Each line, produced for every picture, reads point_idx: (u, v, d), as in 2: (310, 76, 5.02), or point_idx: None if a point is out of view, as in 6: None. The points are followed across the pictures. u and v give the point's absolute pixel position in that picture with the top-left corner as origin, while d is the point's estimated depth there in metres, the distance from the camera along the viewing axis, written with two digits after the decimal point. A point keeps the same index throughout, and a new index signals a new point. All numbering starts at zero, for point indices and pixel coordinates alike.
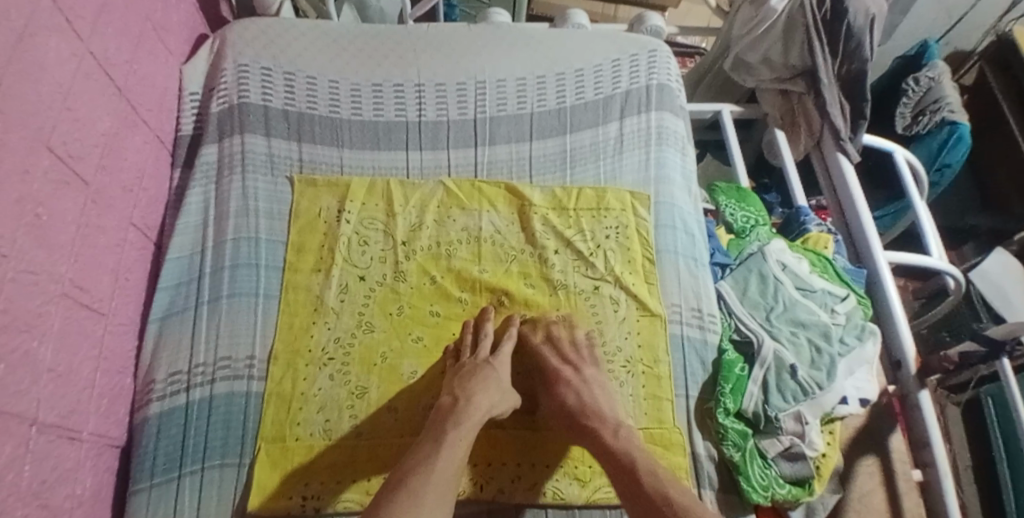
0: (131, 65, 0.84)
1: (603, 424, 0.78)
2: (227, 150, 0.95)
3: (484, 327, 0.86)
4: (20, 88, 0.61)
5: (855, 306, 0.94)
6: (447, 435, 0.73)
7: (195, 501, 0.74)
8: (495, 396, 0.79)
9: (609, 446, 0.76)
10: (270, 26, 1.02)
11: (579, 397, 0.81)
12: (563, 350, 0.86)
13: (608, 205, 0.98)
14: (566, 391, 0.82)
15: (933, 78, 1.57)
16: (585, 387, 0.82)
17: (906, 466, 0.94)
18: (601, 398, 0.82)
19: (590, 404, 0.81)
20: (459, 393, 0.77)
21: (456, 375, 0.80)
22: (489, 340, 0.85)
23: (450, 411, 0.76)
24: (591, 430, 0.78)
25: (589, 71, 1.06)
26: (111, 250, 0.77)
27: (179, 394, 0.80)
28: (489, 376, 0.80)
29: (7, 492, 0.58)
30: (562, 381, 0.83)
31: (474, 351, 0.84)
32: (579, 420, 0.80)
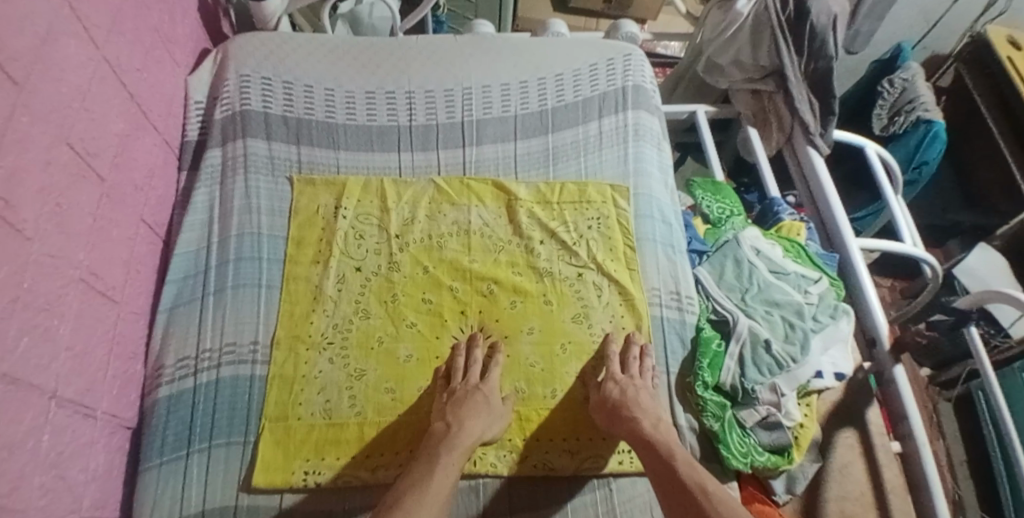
0: (141, 73, 0.91)
1: (643, 415, 0.82)
2: (230, 153, 1.01)
3: (475, 352, 0.88)
4: (43, 85, 0.68)
5: (828, 287, 1.00)
6: (438, 459, 0.76)
7: (203, 478, 0.79)
8: (487, 419, 0.81)
9: (650, 436, 0.80)
10: (270, 39, 1.09)
11: (623, 392, 0.84)
12: (628, 364, 0.89)
13: (589, 198, 1.03)
14: (612, 387, 0.85)
15: (907, 79, 1.64)
16: (629, 384, 0.85)
17: (884, 438, 0.96)
18: (643, 397, 0.85)
19: (632, 398, 0.83)
20: (451, 419, 0.80)
21: (449, 401, 0.82)
22: (478, 367, 0.86)
23: (443, 438, 0.78)
24: (628, 423, 0.81)
25: (569, 75, 1.13)
26: (124, 242, 0.83)
27: (187, 378, 0.84)
28: (481, 404, 0.81)
29: (26, 459, 0.62)
30: (611, 379, 0.86)
31: (465, 376, 0.85)
32: (618, 413, 0.82)
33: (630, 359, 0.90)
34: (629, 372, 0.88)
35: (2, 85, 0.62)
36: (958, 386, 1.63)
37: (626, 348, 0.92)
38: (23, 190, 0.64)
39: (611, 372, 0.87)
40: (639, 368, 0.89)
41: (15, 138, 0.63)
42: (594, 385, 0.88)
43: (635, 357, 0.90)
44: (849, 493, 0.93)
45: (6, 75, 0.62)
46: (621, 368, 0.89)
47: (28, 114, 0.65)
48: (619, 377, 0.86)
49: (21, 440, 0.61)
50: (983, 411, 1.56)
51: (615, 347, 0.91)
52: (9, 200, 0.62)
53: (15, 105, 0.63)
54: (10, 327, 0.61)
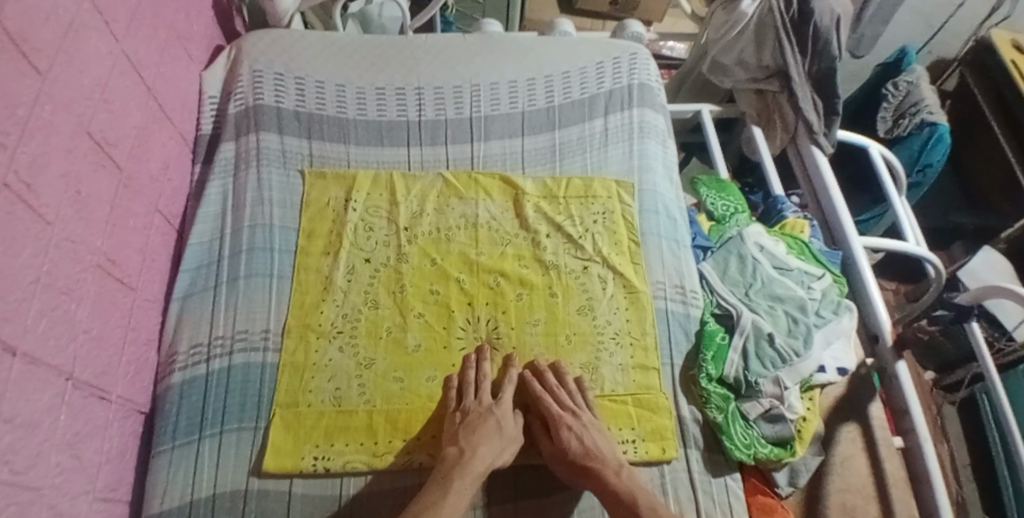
0: (157, 68, 0.94)
1: (604, 466, 0.80)
2: (243, 146, 1.03)
3: (481, 367, 0.88)
4: (66, 74, 0.72)
5: (830, 283, 1.01)
6: (452, 483, 0.75)
7: (215, 461, 0.81)
8: (498, 447, 0.81)
9: (617, 489, 0.78)
10: (282, 37, 1.12)
11: (581, 441, 0.82)
12: (559, 397, 0.86)
13: (595, 193, 1.05)
14: (568, 436, 0.82)
15: (912, 82, 1.64)
16: (586, 431, 0.83)
17: (887, 433, 0.97)
18: (601, 442, 0.83)
19: (591, 447, 0.81)
20: (465, 443, 0.79)
21: (461, 424, 0.82)
22: (489, 382, 0.87)
23: (454, 464, 0.77)
24: (593, 476, 0.80)
25: (575, 73, 1.15)
26: (136, 231, 0.86)
27: (200, 365, 0.87)
28: (492, 429, 0.81)
29: (45, 437, 0.64)
30: (562, 425, 0.83)
31: (477, 393, 0.86)
32: (580, 465, 0.81)
33: (563, 393, 0.87)
34: (570, 409, 0.85)
35: (27, 74, 0.65)
36: (963, 389, 1.60)
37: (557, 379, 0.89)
38: (46, 174, 0.67)
39: (555, 418, 0.84)
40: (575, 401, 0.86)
41: (38, 125, 0.66)
42: (546, 435, 0.86)
43: (557, 385, 0.87)
44: (852, 485, 0.93)
45: (29, 64, 0.66)
46: (557, 404, 0.85)
47: (51, 102, 0.69)
48: (573, 425, 0.83)
49: (41, 417, 0.64)
50: (987, 415, 1.53)
51: (535, 381, 0.88)
52: (31, 184, 0.65)
53: (38, 93, 0.67)
54: (32, 307, 0.64)
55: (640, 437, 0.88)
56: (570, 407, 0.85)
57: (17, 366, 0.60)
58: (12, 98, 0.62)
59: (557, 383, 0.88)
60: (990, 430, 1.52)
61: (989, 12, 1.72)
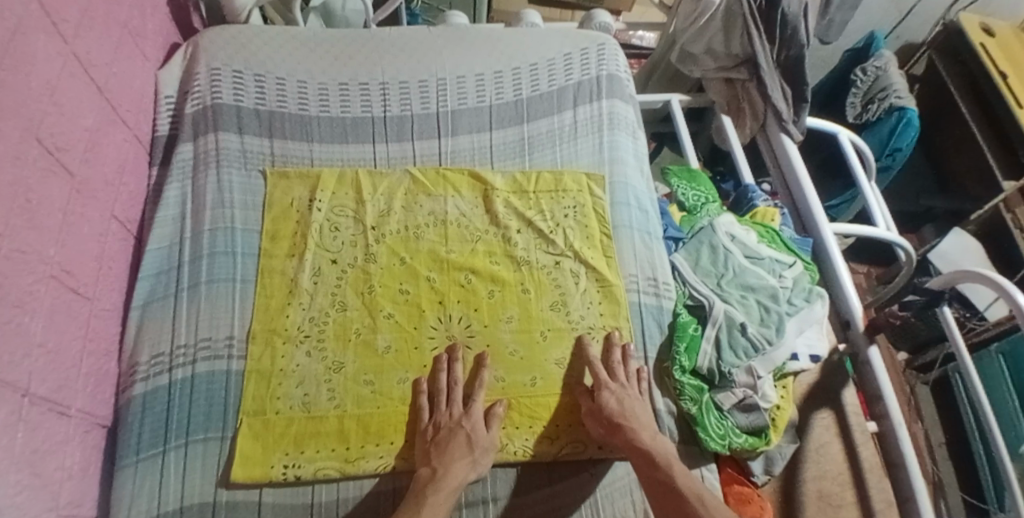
0: (111, 69, 0.92)
1: (641, 426, 0.82)
2: (202, 147, 1.00)
3: (454, 372, 0.87)
4: (13, 79, 0.70)
5: (801, 271, 1.02)
6: (424, 499, 0.75)
7: (181, 476, 0.79)
8: (469, 462, 0.79)
9: (648, 446, 0.81)
10: (240, 32, 1.08)
11: (619, 403, 0.84)
12: (615, 371, 0.89)
13: (565, 186, 1.04)
14: (608, 396, 0.85)
15: (880, 67, 1.66)
16: (625, 395, 0.85)
17: (860, 418, 0.98)
18: (639, 408, 0.85)
19: (630, 410, 0.83)
20: (437, 463, 0.78)
21: (431, 444, 0.81)
22: (459, 390, 0.86)
23: (427, 483, 0.77)
24: (626, 434, 0.82)
25: (544, 64, 1.13)
26: (93, 239, 0.84)
27: (162, 375, 0.84)
28: (461, 443, 0.80)
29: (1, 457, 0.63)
30: (605, 387, 0.86)
31: (449, 404, 0.85)
32: (616, 423, 0.82)
33: (616, 364, 0.90)
34: (616, 378, 0.88)
35: None
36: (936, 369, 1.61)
37: (608, 351, 0.92)
38: None
39: (601, 379, 0.86)
40: (625, 373, 0.90)
41: None
42: (588, 399, 0.87)
43: (619, 362, 0.90)
44: (828, 472, 0.94)
45: None
46: (612, 374, 0.89)
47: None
48: (614, 388, 0.86)
49: None
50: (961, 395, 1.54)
51: (596, 349, 0.91)
52: None
53: None
54: None
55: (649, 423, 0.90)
56: (617, 377, 0.88)
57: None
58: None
59: (612, 355, 0.91)
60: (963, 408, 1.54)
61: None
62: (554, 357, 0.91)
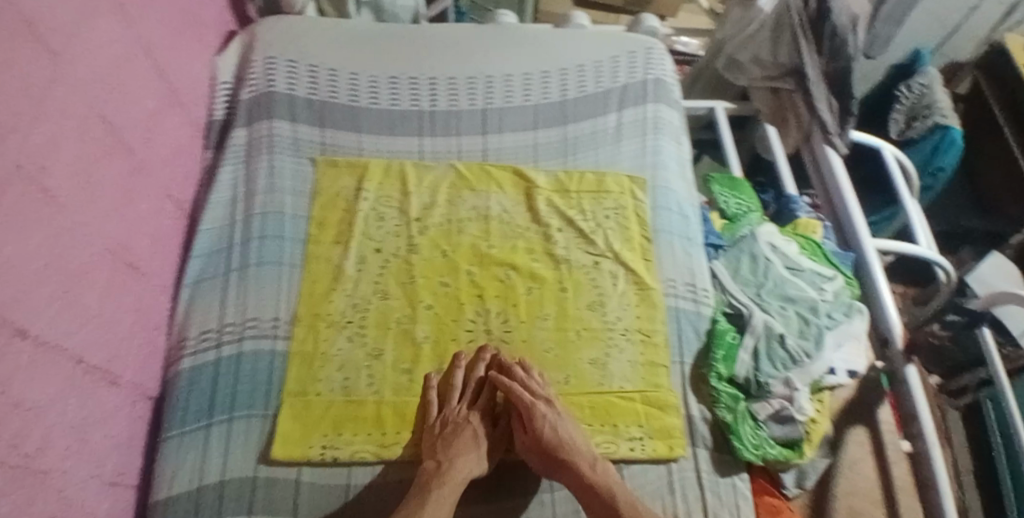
0: (172, 53, 0.95)
1: (580, 458, 0.80)
2: (256, 133, 1.03)
3: (479, 369, 0.88)
4: (79, 56, 0.73)
5: (842, 286, 1.00)
6: (430, 492, 0.75)
7: (223, 450, 0.81)
8: (474, 457, 0.81)
9: (592, 480, 0.79)
10: (296, 24, 1.11)
11: (555, 430, 0.81)
12: (535, 390, 0.85)
13: (607, 188, 1.04)
14: (542, 423, 0.82)
15: (925, 84, 1.64)
16: (561, 421, 0.82)
17: (894, 436, 0.97)
18: (575, 433, 0.82)
19: (566, 437, 0.81)
20: (442, 457, 0.79)
21: (438, 437, 0.81)
22: (474, 388, 0.87)
23: (432, 476, 0.77)
24: (569, 468, 0.80)
25: (591, 67, 1.13)
26: (150, 218, 0.87)
27: (209, 351, 0.87)
28: (468, 440, 0.81)
29: (53, 422, 0.66)
30: (535, 414, 0.83)
31: (461, 399, 0.86)
32: (555, 456, 0.80)
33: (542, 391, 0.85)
34: (546, 399, 0.84)
35: (41, 55, 0.66)
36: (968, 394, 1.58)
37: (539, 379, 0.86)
38: (57, 157, 0.68)
39: (528, 406, 0.83)
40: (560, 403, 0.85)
41: (52, 107, 0.68)
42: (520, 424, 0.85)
43: (540, 384, 0.86)
44: (859, 489, 0.93)
45: (45, 46, 0.67)
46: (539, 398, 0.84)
47: (61, 87, 0.70)
48: (550, 413, 0.83)
49: (51, 402, 0.66)
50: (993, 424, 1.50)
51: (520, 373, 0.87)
52: (44, 165, 0.66)
53: (52, 74, 0.68)
54: (45, 290, 0.66)
55: (648, 434, 0.87)
56: (548, 398, 0.84)
57: (29, 348, 0.63)
58: (25, 80, 0.63)
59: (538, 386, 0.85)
60: (994, 437, 1.50)
61: (1004, 16, 1.77)
62: (588, 356, 0.92)
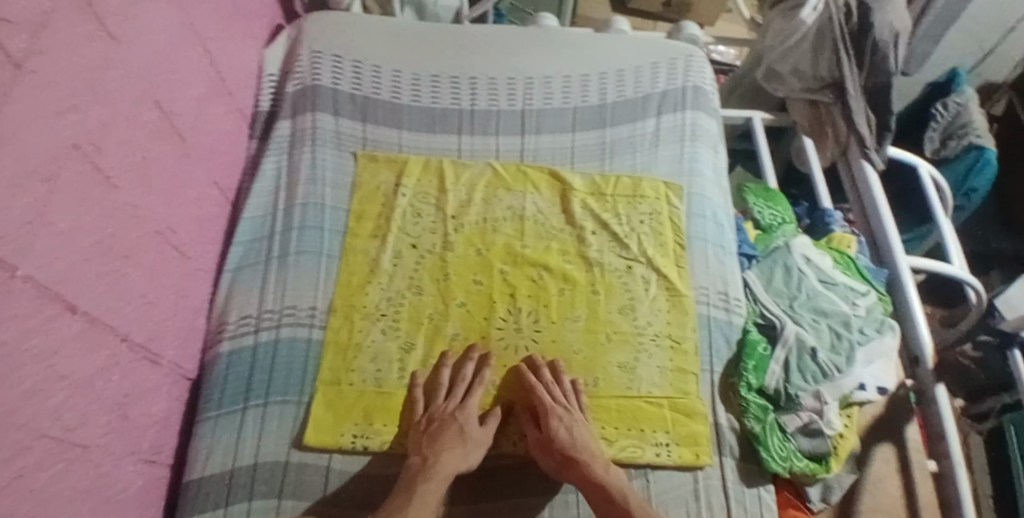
0: (222, 42, 0.97)
1: (592, 459, 0.81)
2: (300, 125, 1.05)
3: (467, 368, 0.88)
4: (136, 41, 0.75)
5: (875, 301, 0.99)
6: (415, 488, 0.75)
7: (257, 433, 0.83)
8: (461, 453, 0.80)
9: (603, 480, 0.80)
10: (342, 20, 1.13)
11: (569, 433, 0.82)
12: (553, 390, 0.85)
13: (643, 192, 1.04)
14: (557, 425, 0.82)
15: (962, 103, 1.60)
16: (575, 423, 0.83)
17: (920, 456, 0.96)
18: (585, 435, 0.83)
19: (580, 440, 0.82)
20: (427, 453, 0.79)
21: (425, 433, 0.82)
22: (463, 386, 0.86)
23: (416, 472, 0.78)
24: (580, 468, 0.80)
25: (630, 72, 1.14)
26: (196, 202, 0.89)
27: (248, 335, 0.89)
28: (455, 435, 0.81)
29: (95, 397, 0.68)
30: (552, 417, 0.82)
31: (448, 395, 0.86)
32: (568, 457, 0.81)
33: (566, 389, 0.87)
34: (562, 399, 0.85)
35: (100, 38, 0.68)
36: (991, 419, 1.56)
37: (558, 376, 0.88)
38: (112, 138, 0.70)
39: (545, 407, 0.83)
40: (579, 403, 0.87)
41: (109, 89, 0.70)
42: (533, 427, 0.85)
43: (552, 382, 0.87)
44: (882, 506, 0.92)
45: (105, 29, 0.69)
46: (553, 397, 0.85)
47: (118, 70, 0.71)
48: (563, 415, 0.83)
49: (94, 377, 0.68)
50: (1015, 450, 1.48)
51: (548, 373, 0.88)
52: (99, 146, 0.68)
53: (109, 57, 0.70)
54: (93, 268, 0.68)
55: (674, 441, 0.87)
56: (566, 399, 0.85)
57: (76, 324, 0.65)
58: (84, 63, 0.65)
59: (561, 381, 0.87)
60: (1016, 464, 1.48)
61: None
62: (617, 360, 0.92)
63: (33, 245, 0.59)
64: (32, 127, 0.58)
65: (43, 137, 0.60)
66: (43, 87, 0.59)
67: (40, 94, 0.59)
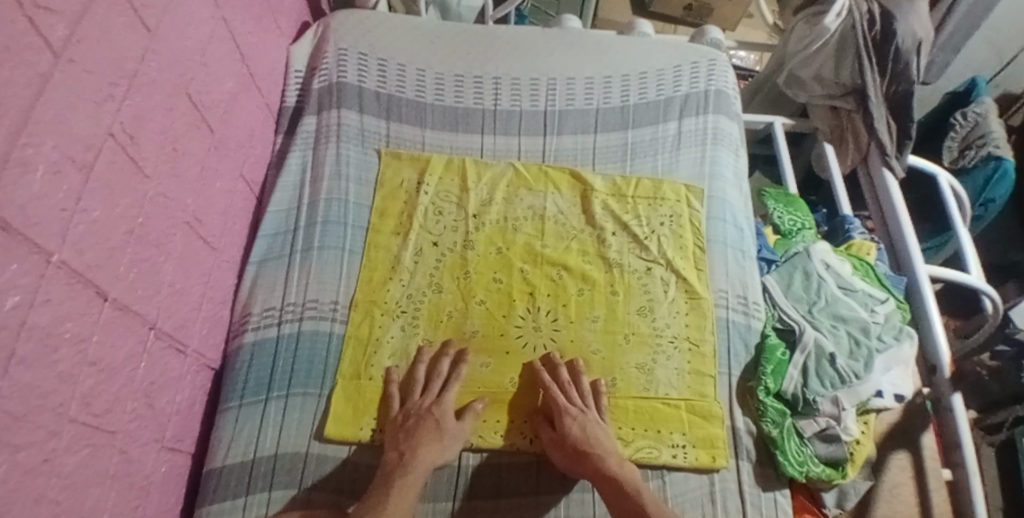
0: (252, 37, 0.98)
1: (606, 454, 0.81)
2: (325, 121, 1.06)
3: (442, 364, 0.88)
4: (171, 34, 0.76)
5: (894, 309, 0.99)
6: (394, 482, 0.75)
7: (279, 424, 0.84)
8: (438, 447, 0.80)
9: (617, 475, 0.79)
10: (368, 18, 1.14)
11: (582, 430, 0.82)
12: (568, 391, 0.86)
13: (663, 195, 1.05)
14: (570, 424, 0.82)
15: (981, 113, 1.55)
16: (587, 420, 0.83)
17: (936, 463, 0.95)
18: (602, 435, 0.83)
19: (594, 437, 0.82)
20: (404, 448, 0.79)
21: (402, 428, 0.82)
22: (439, 381, 0.86)
23: (394, 467, 0.78)
24: (593, 461, 0.80)
25: (653, 74, 1.14)
26: (223, 195, 0.91)
27: (271, 328, 0.91)
28: (432, 430, 0.80)
29: (123, 383, 0.69)
30: (566, 415, 0.83)
31: (424, 391, 0.86)
32: (580, 453, 0.81)
33: (582, 391, 0.87)
34: (577, 401, 0.85)
35: (137, 30, 0.69)
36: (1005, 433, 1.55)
37: (576, 376, 0.89)
38: (146, 129, 0.72)
39: (560, 406, 0.84)
40: (595, 402, 0.87)
41: (144, 81, 0.71)
42: (547, 427, 0.85)
43: (570, 382, 0.87)
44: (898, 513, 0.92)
45: (141, 22, 0.70)
46: (568, 399, 0.85)
47: (153, 63, 0.73)
48: (578, 415, 0.83)
49: (123, 363, 0.69)
50: None
51: (566, 372, 0.89)
52: (134, 136, 0.70)
53: (146, 49, 0.71)
54: (125, 256, 0.69)
55: (691, 443, 0.87)
56: (580, 400, 0.86)
57: (106, 311, 0.66)
58: (121, 53, 0.67)
59: (578, 381, 0.88)
60: None
61: None
62: (635, 361, 0.92)
63: (70, 231, 0.60)
64: (70, 116, 0.59)
65: (82, 126, 0.61)
66: (80, 76, 0.60)
67: (78, 83, 0.60)
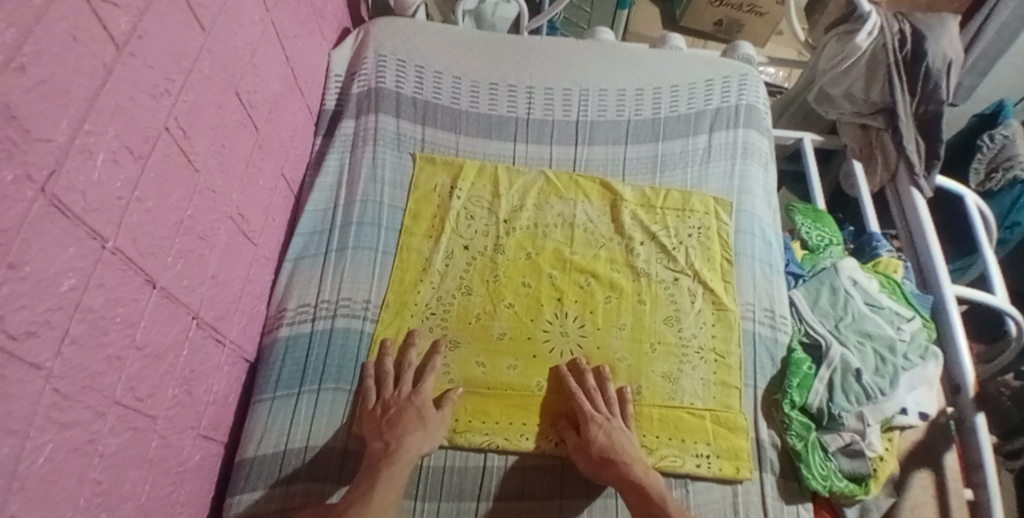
0: (297, 40, 1.01)
1: (631, 461, 0.81)
2: (363, 125, 1.09)
3: (408, 357, 0.89)
4: (224, 33, 0.79)
5: (920, 327, 0.98)
6: (379, 472, 0.77)
7: (310, 416, 0.86)
8: (421, 435, 0.82)
9: (642, 482, 0.80)
10: (407, 25, 1.17)
11: (607, 437, 0.83)
12: (593, 398, 0.87)
13: (692, 207, 1.06)
14: (595, 430, 0.83)
15: (1009, 135, 1.52)
16: (612, 428, 0.84)
17: (958, 484, 0.95)
18: (627, 442, 0.84)
19: (619, 443, 0.83)
20: (389, 438, 0.80)
21: (384, 421, 0.83)
22: (411, 373, 0.88)
23: (380, 457, 0.79)
24: (617, 467, 0.81)
25: (684, 88, 1.16)
26: (265, 192, 0.93)
27: (305, 323, 0.93)
28: (413, 421, 0.82)
29: (166, 370, 0.72)
30: (591, 422, 0.84)
31: (397, 385, 0.87)
32: (605, 458, 0.82)
33: (605, 399, 0.88)
34: (602, 410, 0.86)
35: (193, 29, 0.72)
36: None
37: (604, 385, 0.89)
38: (198, 125, 0.74)
39: (585, 412, 0.85)
40: (620, 411, 0.88)
41: (198, 78, 0.74)
42: (570, 432, 0.86)
43: (596, 389, 0.89)
44: None
45: (198, 21, 0.73)
46: (595, 407, 0.87)
47: (207, 61, 0.75)
48: (602, 422, 0.84)
49: (167, 349, 0.71)
50: None
51: (592, 378, 0.90)
52: (187, 131, 0.72)
53: (201, 48, 0.74)
54: (173, 247, 0.71)
55: (716, 453, 0.88)
56: (603, 409, 0.86)
57: (154, 299, 0.68)
58: (178, 50, 0.69)
59: (605, 389, 0.89)
60: None
61: None
62: (660, 370, 0.93)
63: (125, 219, 0.62)
64: (131, 108, 0.62)
65: (141, 117, 0.64)
66: (141, 70, 0.63)
67: (138, 75, 0.63)
